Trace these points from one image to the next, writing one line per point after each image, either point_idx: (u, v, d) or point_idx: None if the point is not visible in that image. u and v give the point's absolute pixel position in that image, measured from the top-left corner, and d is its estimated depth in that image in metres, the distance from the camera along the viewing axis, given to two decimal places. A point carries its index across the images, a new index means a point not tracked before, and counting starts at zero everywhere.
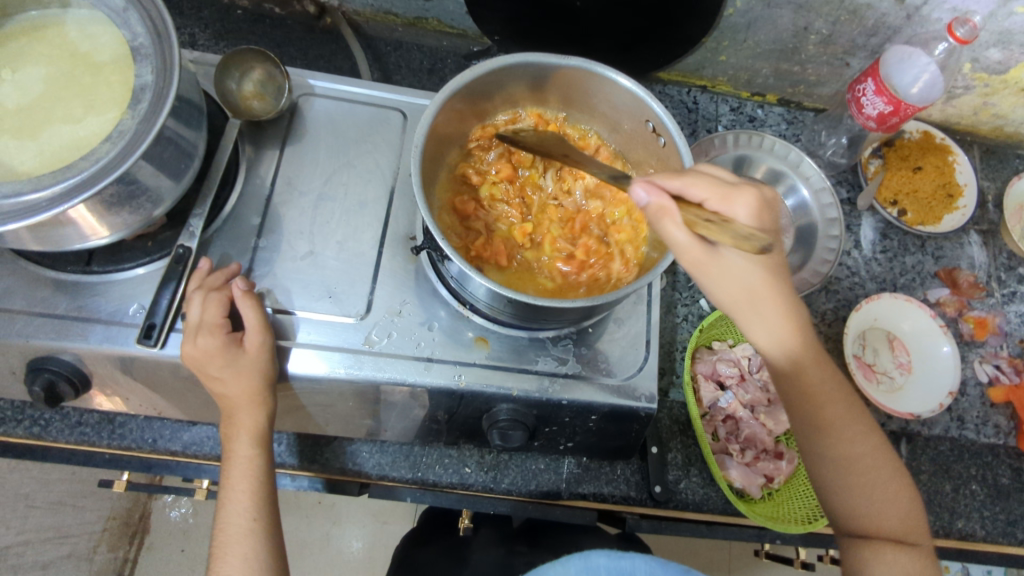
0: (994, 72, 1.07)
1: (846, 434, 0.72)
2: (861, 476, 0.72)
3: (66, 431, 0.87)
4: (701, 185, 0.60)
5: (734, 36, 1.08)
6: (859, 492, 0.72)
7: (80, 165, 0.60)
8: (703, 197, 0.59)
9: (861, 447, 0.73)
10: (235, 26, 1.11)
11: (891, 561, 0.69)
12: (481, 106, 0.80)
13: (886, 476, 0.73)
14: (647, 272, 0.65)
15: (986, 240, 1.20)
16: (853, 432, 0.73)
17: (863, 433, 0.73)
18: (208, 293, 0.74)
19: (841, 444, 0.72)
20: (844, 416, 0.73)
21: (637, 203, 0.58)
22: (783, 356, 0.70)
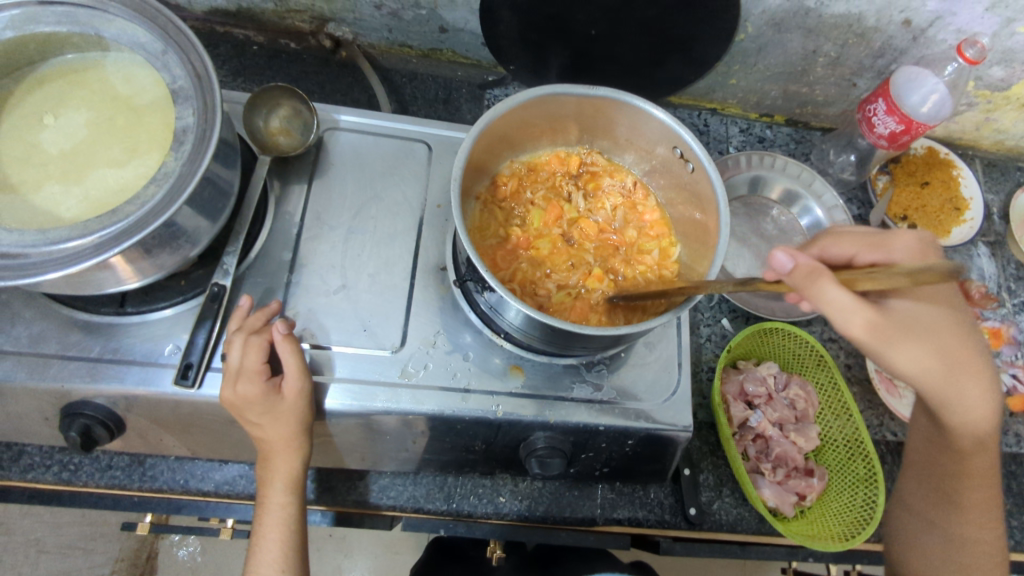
0: (997, 89, 1.10)
1: (975, 518, 0.80)
2: (961, 555, 0.79)
3: (96, 474, 0.85)
4: (847, 244, 0.71)
5: (744, 60, 1.10)
6: (958, 570, 0.79)
7: (126, 210, 0.60)
8: (852, 253, 0.70)
9: (984, 534, 0.79)
10: (252, 62, 1.12)
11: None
12: (509, 139, 0.81)
13: (996, 564, 0.78)
14: (679, 306, 0.66)
15: (994, 251, 1.22)
16: (985, 519, 0.80)
17: (992, 524, 0.80)
18: (248, 336, 0.74)
19: (966, 526, 0.80)
20: (982, 502, 0.79)
21: (781, 269, 0.60)
22: (963, 425, 0.75)
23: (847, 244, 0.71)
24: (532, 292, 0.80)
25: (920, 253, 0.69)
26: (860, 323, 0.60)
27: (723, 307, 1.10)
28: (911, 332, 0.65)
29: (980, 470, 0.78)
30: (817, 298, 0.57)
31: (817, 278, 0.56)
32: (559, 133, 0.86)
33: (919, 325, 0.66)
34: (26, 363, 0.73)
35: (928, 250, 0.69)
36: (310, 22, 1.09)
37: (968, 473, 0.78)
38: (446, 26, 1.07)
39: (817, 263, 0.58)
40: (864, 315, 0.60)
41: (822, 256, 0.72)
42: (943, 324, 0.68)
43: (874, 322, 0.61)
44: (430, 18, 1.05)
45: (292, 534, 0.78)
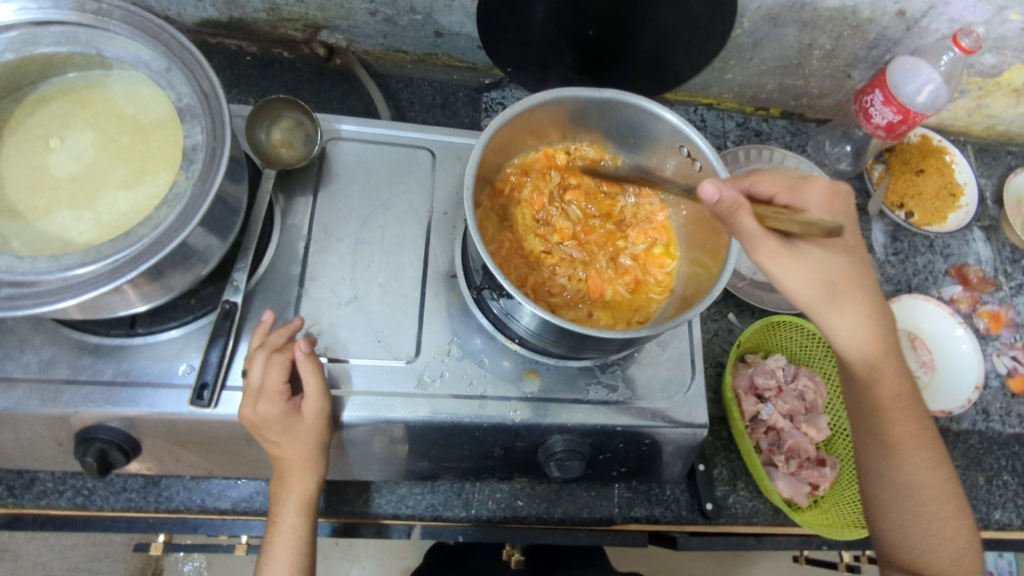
0: (988, 76, 1.12)
1: (914, 460, 0.78)
2: (914, 504, 0.78)
3: (112, 497, 0.84)
4: (768, 184, 0.70)
5: (740, 55, 1.11)
6: (913, 524, 0.77)
7: (140, 233, 0.59)
8: (772, 192, 0.69)
9: (924, 478, 0.78)
10: (246, 72, 1.10)
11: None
12: (520, 140, 0.80)
13: (943, 508, 0.78)
14: (688, 311, 0.67)
15: (989, 236, 1.24)
16: (923, 460, 0.78)
17: (930, 465, 0.78)
18: (270, 355, 0.73)
19: (907, 472, 0.78)
20: (912, 441, 0.78)
21: (710, 200, 0.61)
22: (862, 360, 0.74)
23: (766, 183, 0.70)
24: (544, 295, 0.81)
25: (828, 201, 0.69)
26: (766, 252, 0.62)
27: (728, 302, 1.11)
28: (810, 264, 0.66)
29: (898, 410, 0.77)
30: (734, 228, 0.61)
31: (737, 208, 0.60)
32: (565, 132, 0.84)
33: (822, 261, 0.67)
34: (38, 389, 0.72)
35: (838, 198, 0.70)
36: (303, 31, 1.08)
37: (882, 413, 0.77)
38: (442, 30, 1.06)
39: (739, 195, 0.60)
40: (771, 244, 0.62)
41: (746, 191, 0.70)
42: (840, 261, 0.68)
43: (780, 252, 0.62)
44: (425, 23, 1.04)
45: (301, 556, 0.77)
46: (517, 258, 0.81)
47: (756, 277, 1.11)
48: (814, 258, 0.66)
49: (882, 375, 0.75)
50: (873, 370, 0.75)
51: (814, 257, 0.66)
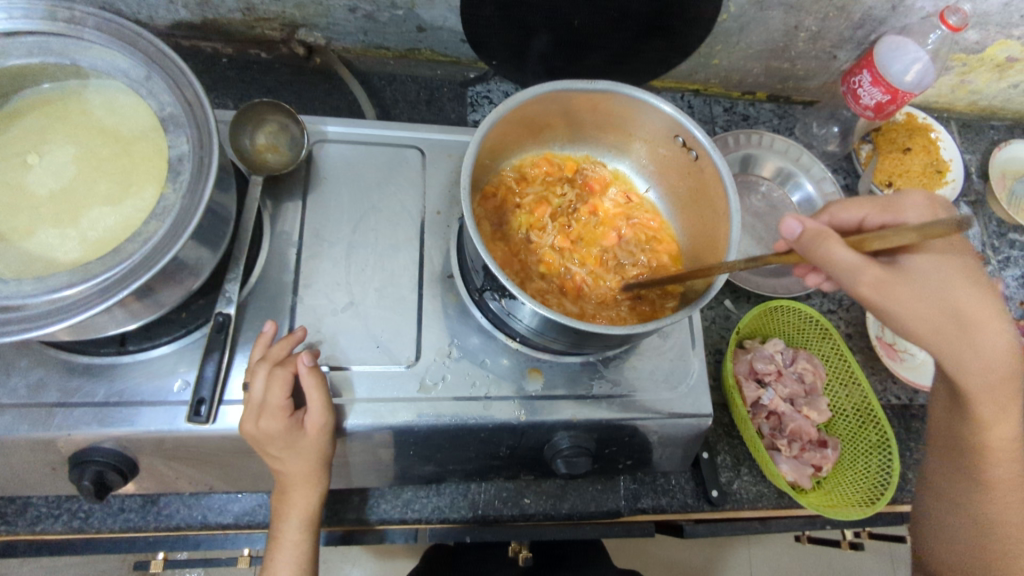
0: (972, 52, 1.13)
1: (1008, 493, 0.74)
2: (996, 541, 0.74)
3: (109, 519, 0.82)
4: (857, 207, 0.71)
5: (726, 40, 1.10)
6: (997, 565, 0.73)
7: (129, 249, 0.57)
8: (862, 215, 0.71)
9: (1017, 519, 0.74)
10: (223, 75, 1.07)
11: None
12: (516, 137, 0.80)
13: None
14: (687, 307, 0.66)
15: (976, 210, 1.26)
16: (1017, 501, 0.74)
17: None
18: (273, 368, 0.71)
19: (996, 508, 0.74)
20: (1013, 479, 0.74)
21: (790, 233, 0.62)
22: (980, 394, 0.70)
23: (854, 208, 0.71)
24: (545, 296, 0.78)
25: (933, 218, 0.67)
26: (867, 280, 0.60)
27: (724, 288, 1.11)
28: (919, 293, 0.63)
29: (1003, 446, 0.73)
30: (823, 258, 0.59)
31: (822, 238, 0.59)
32: (552, 132, 0.84)
33: (938, 288, 0.63)
34: (28, 414, 0.69)
35: (945, 220, 0.67)
36: (281, 30, 1.05)
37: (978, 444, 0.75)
38: (425, 25, 1.03)
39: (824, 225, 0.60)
40: (868, 273, 0.60)
41: (833, 222, 0.72)
42: (964, 287, 0.64)
43: (884, 281, 0.61)
44: (407, 18, 1.02)
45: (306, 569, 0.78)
46: (521, 260, 0.80)
47: (750, 262, 1.12)
48: (927, 287, 0.63)
49: (1002, 409, 0.71)
50: (987, 403, 0.71)
51: (927, 285, 0.63)
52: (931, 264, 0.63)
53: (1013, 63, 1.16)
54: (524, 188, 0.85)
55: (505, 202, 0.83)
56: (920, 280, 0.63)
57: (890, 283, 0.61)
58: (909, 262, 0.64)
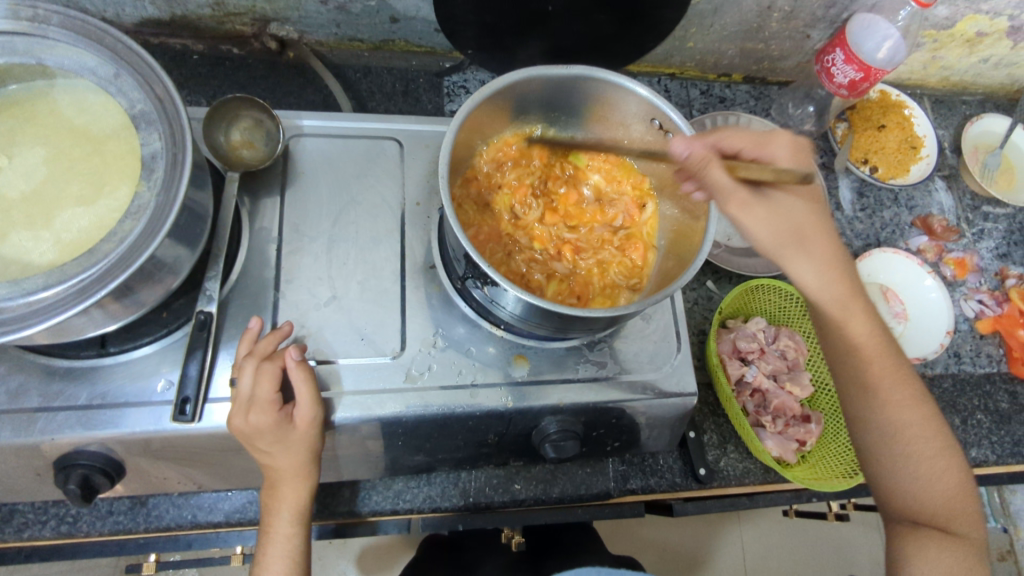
0: (942, 28, 1.14)
1: (893, 395, 0.79)
2: (905, 451, 0.79)
3: (98, 523, 0.82)
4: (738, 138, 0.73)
5: (700, 22, 1.10)
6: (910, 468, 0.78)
7: (105, 249, 0.57)
8: (740, 147, 0.73)
9: (910, 417, 0.79)
10: (195, 72, 1.05)
11: (936, 559, 0.73)
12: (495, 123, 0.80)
13: (933, 452, 0.78)
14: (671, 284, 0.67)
15: (950, 184, 1.28)
16: (903, 399, 0.80)
17: (911, 403, 0.80)
18: (259, 363, 0.71)
19: (889, 412, 0.79)
20: (890, 378, 0.80)
21: (681, 156, 0.67)
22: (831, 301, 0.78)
23: (737, 138, 0.73)
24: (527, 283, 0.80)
25: (795, 156, 0.74)
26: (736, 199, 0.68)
27: (706, 270, 1.12)
28: (778, 215, 0.71)
29: (874, 348, 0.80)
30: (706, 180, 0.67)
31: (707, 162, 0.66)
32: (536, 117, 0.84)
33: (787, 213, 0.73)
34: (10, 420, 0.69)
35: (801, 151, 0.74)
36: (252, 24, 1.04)
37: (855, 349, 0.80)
38: (398, 15, 1.03)
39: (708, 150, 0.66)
40: (734, 195, 0.67)
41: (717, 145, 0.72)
42: (803, 207, 0.74)
43: (748, 201, 0.68)
44: (380, 9, 1.01)
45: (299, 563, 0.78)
46: (504, 245, 0.81)
47: (731, 243, 1.12)
48: (778, 206, 0.71)
49: (848, 309, 0.78)
50: (840, 306, 0.78)
51: (779, 207, 0.72)
52: (783, 193, 0.73)
53: (982, 37, 1.18)
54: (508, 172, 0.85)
55: (485, 186, 0.84)
56: (777, 203, 0.71)
57: (754, 203, 0.69)
58: (775, 193, 0.72)
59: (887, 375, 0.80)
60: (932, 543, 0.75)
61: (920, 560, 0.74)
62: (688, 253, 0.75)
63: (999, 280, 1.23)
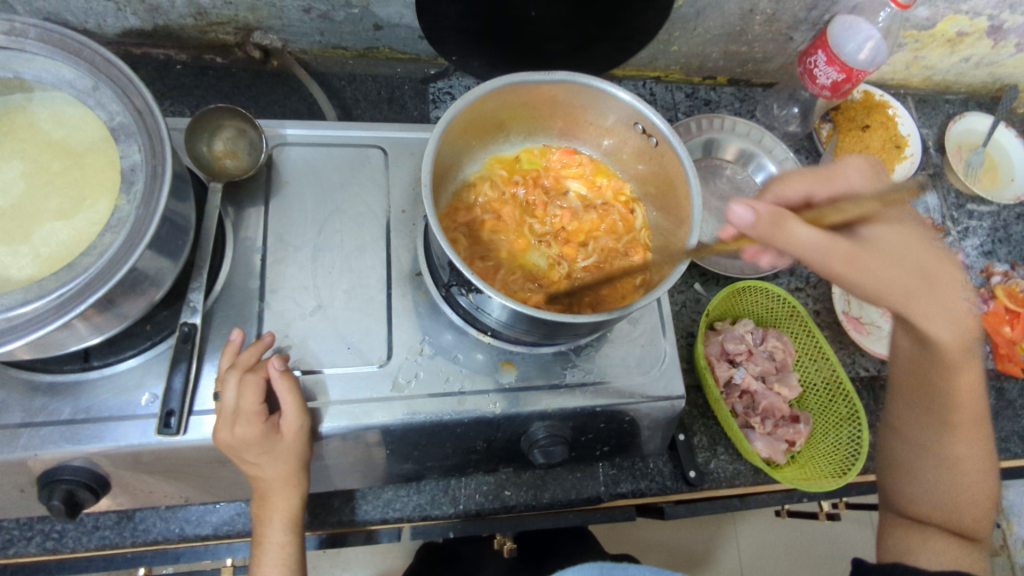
0: (923, 28, 1.15)
1: (961, 422, 0.79)
2: (950, 469, 0.80)
3: (84, 538, 0.81)
4: (798, 184, 0.70)
5: (684, 26, 1.11)
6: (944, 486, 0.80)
7: (85, 262, 0.57)
8: (807, 190, 0.69)
9: (972, 448, 0.79)
10: (178, 82, 1.05)
11: (938, 553, 0.75)
12: (473, 132, 0.80)
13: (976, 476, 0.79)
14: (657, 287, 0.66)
15: (935, 183, 1.29)
16: (974, 433, 0.79)
17: (978, 436, 0.79)
18: (243, 375, 0.70)
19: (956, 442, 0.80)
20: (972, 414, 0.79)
21: (740, 221, 0.60)
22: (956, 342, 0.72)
23: (802, 181, 0.70)
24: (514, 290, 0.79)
25: (872, 179, 0.69)
26: (834, 255, 0.61)
27: (693, 272, 1.12)
28: (889, 259, 0.65)
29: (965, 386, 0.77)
30: (781, 240, 0.60)
31: (778, 222, 0.59)
32: (518, 125, 0.84)
33: (899, 254, 0.65)
34: None
35: (877, 174, 0.70)
36: (235, 33, 1.03)
37: (944, 383, 0.77)
38: (381, 23, 1.03)
39: (777, 208, 0.60)
40: (835, 250, 0.61)
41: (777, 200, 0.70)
42: (918, 243, 0.67)
43: (850, 250, 0.62)
44: (363, 17, 1.01)
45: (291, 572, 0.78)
46: (495, 258, 0.80)
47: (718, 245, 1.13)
48: (889, 249, 0.65)
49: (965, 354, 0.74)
50: (960, 349, 0.73)
51: (888, 250, 0.65)
52: (886, 229, 0.66)
53: (963, 37, 1.19)
54: (498, 185, 0.85)
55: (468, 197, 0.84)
56: (880, 245, 0.65)
57: (859, 254, 0.62)
58: (872, 230, 0.66)
59: (963, 410, 0.78)
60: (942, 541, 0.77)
61: (925, 553, 0.76)
62: (675, 251, 0.75)
63: (985, 277, 1.23)
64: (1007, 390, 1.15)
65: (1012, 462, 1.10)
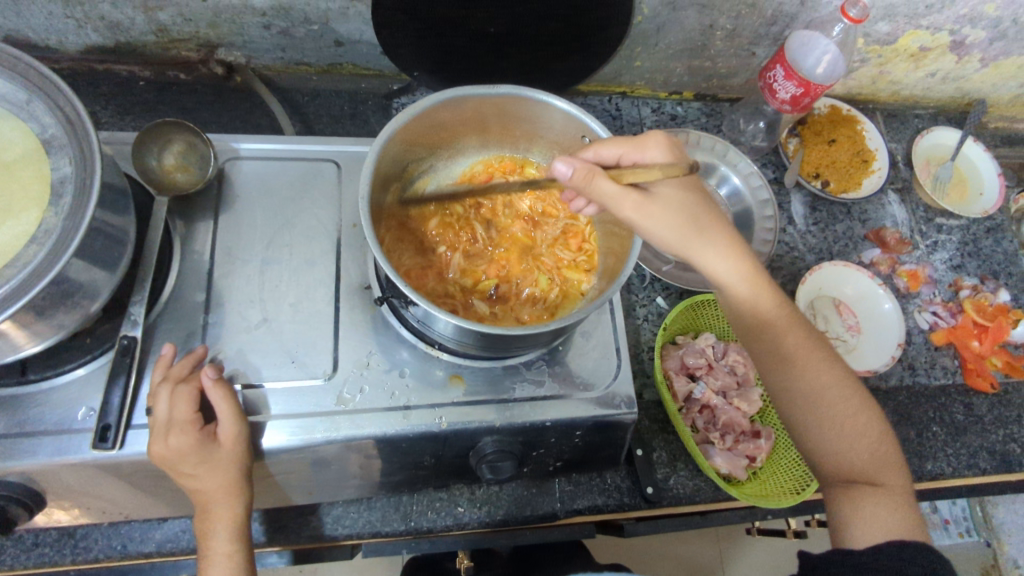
0: (885, 43, 1.16)
1: (812, 364, 0.77)
2: (836, 419, 0.75)
3: (22, 556, 0.80)
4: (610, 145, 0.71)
5: (645, 42, 1.12)
6: (834, 432, 0.75)
7: (8, 274, 0.57)
8: (618, 153, 0.71)
9: (826, 381, 0.77)
10: (140, 98, 1.05)
11: (876, 516, 0.69)
12: (419, 147, 0.80)
13: (855, 407, 0.76)
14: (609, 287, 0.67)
15: (903, 197, 1.28)
16: (820, 363, 0.77)
17: (826, 365, 0.77)
18: (175, 386, 0.71)
19: (809, 376, 0.77)
20: (803, 346, 0.78)
21: (563, 177, 0.65)
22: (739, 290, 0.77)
23: (610, 145, 0.70)
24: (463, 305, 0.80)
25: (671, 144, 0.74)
26: (629, 207, 0.68)
27: (656, 286, 1.11)
28: (669, 207, 0.71)
29: (782, 319, 0.78)
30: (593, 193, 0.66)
31: (590, 177, 0.65)
32: (468, 139, 0.84)
33: (677, 204, 0.71)
34: None
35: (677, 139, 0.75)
36: (197, 50, 1.04)
37: (764, 320, 0.78)
38: (342, 39, 1.03)
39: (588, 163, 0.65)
40: (630, 199, 0.67)
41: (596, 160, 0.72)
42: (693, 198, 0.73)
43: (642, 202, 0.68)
44: (323, 33, 1.02)
45: None
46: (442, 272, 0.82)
47: None
48: (673, 199, 0.71)
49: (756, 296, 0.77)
50: (747, 293, 0.78)
51: (670, 200, 0.71)
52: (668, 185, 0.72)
53: (926, 52, 1.20)
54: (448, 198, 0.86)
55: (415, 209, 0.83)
56: (664, 197, 0.71)
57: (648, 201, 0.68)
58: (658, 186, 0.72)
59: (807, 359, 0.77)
60: (865, 500, 0.71)
61: (859, 519, 0.70)
62: (621, 254, 0.76)
63: (953, 291, 1.23)
64: (975, 405, 1.13)
65: (981, 479, 1.08)
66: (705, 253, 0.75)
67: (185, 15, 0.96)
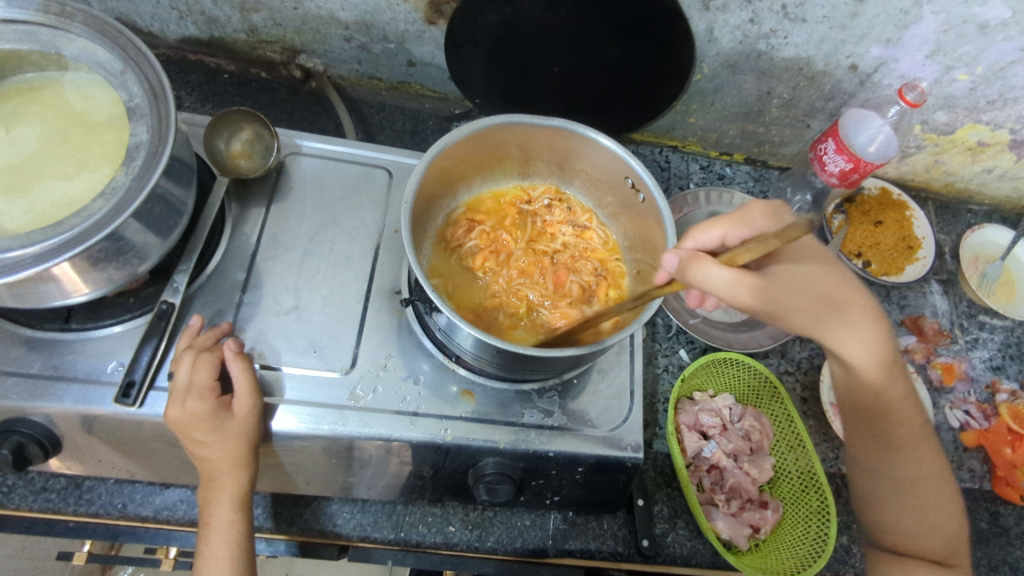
0: (942, 133, 1.17)
1: (916, 454, 0.78)
2: (917, 504, 0.78)
3: (30, 497, 0.84)
4: (716, 225, 0.69)
5: (702, 100, 1.16)
6: (912, 515, 0.78)
7: (69, 223, 0.61)
8: (722, 232, 0.68)
9: (924, 468, 0.78)
10: (221, 89, 1.12)
11: None
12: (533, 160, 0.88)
13: (939, 488, 0.78)
14: (631, 323, 0.68)
15: (947, 289, 1.26)
16: (919, 453, 0.78)
17: (929, 453, 0.78)
18: (198, 354, 0.74)
19: (908, 465, 0.78)
20: (915, 435, 0.78)
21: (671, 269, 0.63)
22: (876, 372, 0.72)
23: (712, 228, 0.69)
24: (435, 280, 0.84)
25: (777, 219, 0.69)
26: (749, 295, 0.60)
27: (680, 338, 1.11)
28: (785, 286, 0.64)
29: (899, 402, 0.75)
30: (703, 283, 0.60)
31: (696, 260, 0.61)
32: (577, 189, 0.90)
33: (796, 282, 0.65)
34: None
35: (779, 212, 0.71)
36: (281, 53, 1.12)
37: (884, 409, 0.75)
38: (414, 60, 1.09)
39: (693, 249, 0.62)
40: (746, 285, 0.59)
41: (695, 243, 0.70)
42: (819, 274, 0.68)
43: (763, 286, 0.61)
44: (398, 52, 1.08)
45: None
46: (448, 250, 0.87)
47: (710, 315, 1.12)
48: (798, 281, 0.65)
49: (889, 379, 0.73)
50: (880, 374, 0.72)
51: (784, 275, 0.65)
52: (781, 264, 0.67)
53: (984, 147, 1.19)
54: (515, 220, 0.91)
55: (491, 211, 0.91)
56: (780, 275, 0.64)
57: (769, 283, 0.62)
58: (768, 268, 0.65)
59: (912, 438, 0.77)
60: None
61: None
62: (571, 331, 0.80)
63: (990, 392, 1.18)
64: (1001, 516, 1.07)
65: None
66: (843, 341, 0.69)
67: (276, 19, 1.03)
